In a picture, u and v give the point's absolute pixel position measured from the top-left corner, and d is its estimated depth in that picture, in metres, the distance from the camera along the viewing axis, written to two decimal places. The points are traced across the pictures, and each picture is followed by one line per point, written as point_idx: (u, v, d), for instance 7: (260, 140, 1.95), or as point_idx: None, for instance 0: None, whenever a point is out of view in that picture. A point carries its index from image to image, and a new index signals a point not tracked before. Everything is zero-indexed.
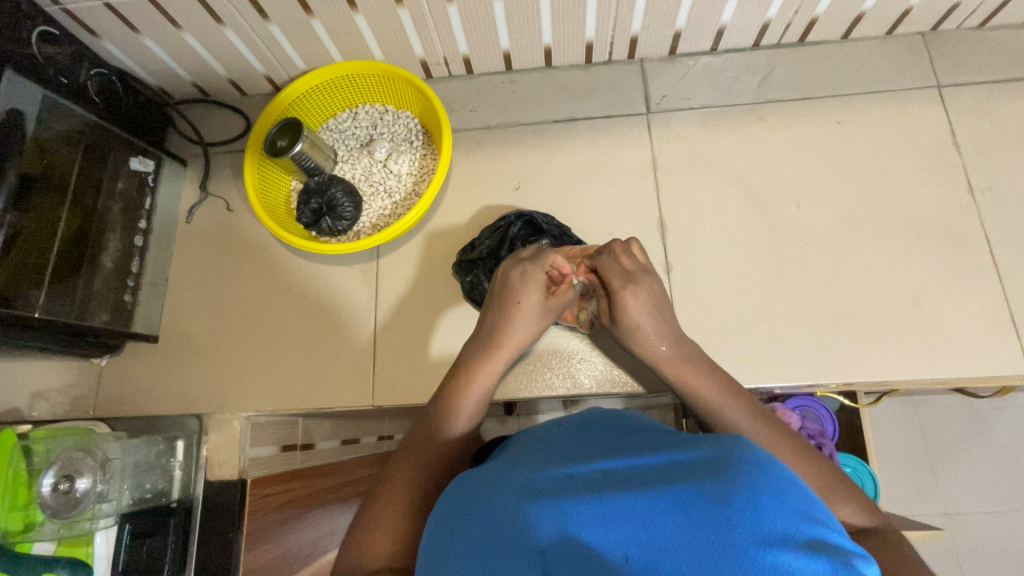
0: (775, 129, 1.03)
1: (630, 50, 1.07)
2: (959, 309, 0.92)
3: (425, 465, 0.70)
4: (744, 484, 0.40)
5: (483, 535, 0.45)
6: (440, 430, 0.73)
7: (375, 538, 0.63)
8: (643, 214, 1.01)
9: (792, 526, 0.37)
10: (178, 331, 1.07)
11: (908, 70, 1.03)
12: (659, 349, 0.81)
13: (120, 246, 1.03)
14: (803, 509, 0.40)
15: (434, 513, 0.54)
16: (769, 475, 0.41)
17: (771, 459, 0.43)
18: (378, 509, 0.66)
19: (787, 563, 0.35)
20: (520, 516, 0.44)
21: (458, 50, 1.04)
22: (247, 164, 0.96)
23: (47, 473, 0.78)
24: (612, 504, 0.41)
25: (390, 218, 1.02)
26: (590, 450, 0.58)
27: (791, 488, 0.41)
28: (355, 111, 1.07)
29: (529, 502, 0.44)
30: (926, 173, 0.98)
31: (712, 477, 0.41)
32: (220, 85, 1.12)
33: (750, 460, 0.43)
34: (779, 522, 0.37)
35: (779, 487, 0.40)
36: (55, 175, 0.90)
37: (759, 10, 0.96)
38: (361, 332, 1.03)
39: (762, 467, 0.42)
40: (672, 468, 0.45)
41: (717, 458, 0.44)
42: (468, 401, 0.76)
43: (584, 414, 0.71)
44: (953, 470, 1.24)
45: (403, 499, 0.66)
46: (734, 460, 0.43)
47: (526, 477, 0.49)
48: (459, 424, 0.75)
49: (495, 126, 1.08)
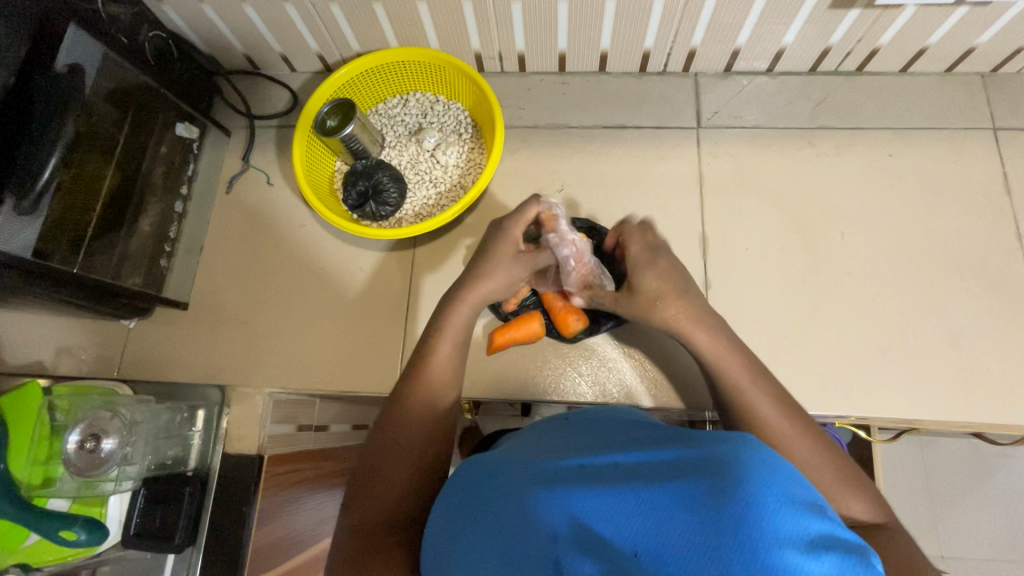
0: (825, 156, 1.02)
1: (686, 63, 1.06)
2: (998, 355, 0.91)
3: (415, 417, 0.66)
4: (749, 481, 0.37)
5: (500, 525, 0.44)
6: (410, 391, 0.68)
7: (370, 503, 0.59)
8: (686, 229, 1.00)
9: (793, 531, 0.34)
10: (207, 300, 1.06)
11: (963, 109, 1.02)
12: (650, 287, 0.76)
13: (159, 210, 1.03)
14: (801, 501, 0.37)
15: (438, 501, 0.54)
16: (776, 475, 0.37)
17: (774, 456, 0.40)
18: (372, 480, 0.61)
19: (794, 563, 0.32)
20: (531, 505, 0.43)
21: (515, 46, 1.04)
22: (296, 141, 0.95)
23: (74, 431, 0.79)
24: (614, 500, 0.40)
25: (433, 208, 1.01)
26: (601, 441, 0.55)
27: (794, 484, 0.38)
28: (405, 98, 1.06)
29: (540, 492, 0.43)
30: (974, 213, 0.98)
31: (721, 476, 0.38)
32: (271, 59, 1.12)
33: (759, 460, 0.39)
34: (779, 524, 0.34)
35: (787, 489, 0.37)
36: (102, 135, 0.90)
37: (822, 35, 0.96)
38: (392, 318, 1.03)
39: (768, 464, 0.39)
40: (677, 462, 0.42)
41: (717, 455, 0.41)
42: (441, 355, 0.71)
43: (594, 411, 0.69)
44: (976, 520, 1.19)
45: (393, 468, 0.61)
46: (743, 459, 0.39)
47: (541, 465, 0.48)
48: (434, 378, 0.70)
49: (543, 126, 1.08)
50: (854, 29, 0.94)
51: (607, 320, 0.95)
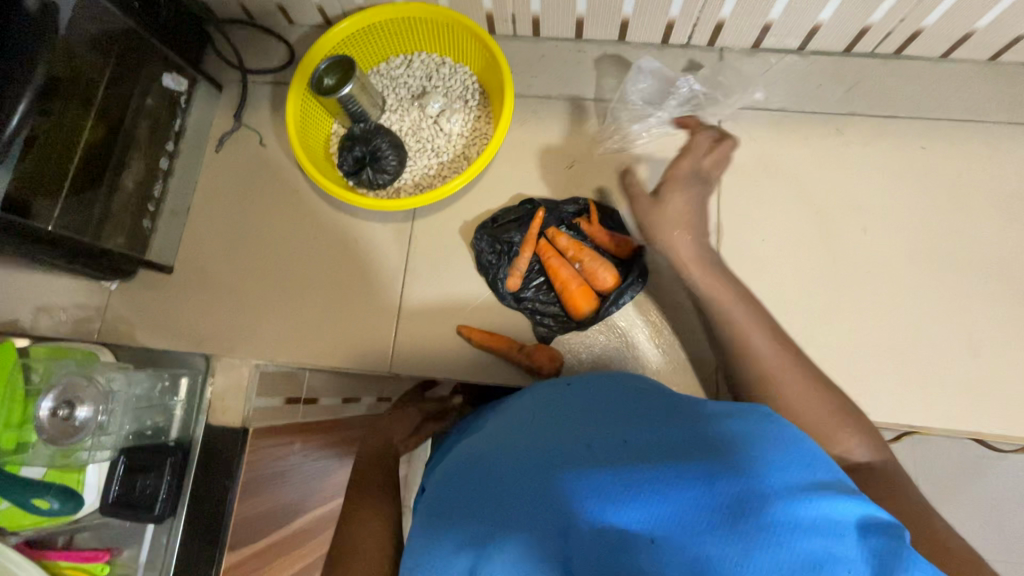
0: (852, 145, 0.96)
1: (711, 36, 0.99)
2: (1015, 364, 0.87)
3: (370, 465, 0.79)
4: (767, 474, 0.41)
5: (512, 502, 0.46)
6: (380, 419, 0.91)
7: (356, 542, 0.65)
8: (700, 215, 0.95)
9: (819, 509, 0.39)
10: (193, 266, 1.01)
11: (1005, 101, 0.96)
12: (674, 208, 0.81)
13: (143, 166, 0.97)
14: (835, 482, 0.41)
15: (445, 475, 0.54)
16: (790, 462, 0.42)
17: (791, 438, 0.44)
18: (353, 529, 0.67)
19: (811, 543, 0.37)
20: (546, 489, 0.45)
21: (530, 8, 0.96)
22: (290, 99, 0.88)
23: (47, 397, 0.75)
24: (635, 489, 0.42)
25: (433, 180, 0.95)
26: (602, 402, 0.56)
27: (806, 462, 0.42)
28: (410, 58, 0.99)
29: (556, 477, 0.45)
30: (1005, 215, 0.92)
31: (741, 468, 0.41)
32: (266, 8, 1.04)
33: (775, 445, 0.43)
34: (799, 510, 0.38)
35: (798, 468, 0.41)
36: (82, 82, 0.83)
37: (861, 12, 0.89)
38: (386, 294, 0.98)
39: (788, 456, 0.42)
40: (694, 446, 0.45)
41: (737, 441, 0.44)
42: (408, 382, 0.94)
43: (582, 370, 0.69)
44: (1000, 534, 1.11)
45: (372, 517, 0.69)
46: (762, 446, 0.43)
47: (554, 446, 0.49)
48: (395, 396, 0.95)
49: (554, 97, 1.01)
50: (897, 7, 0.87)
51: (626, 291, 0.90)
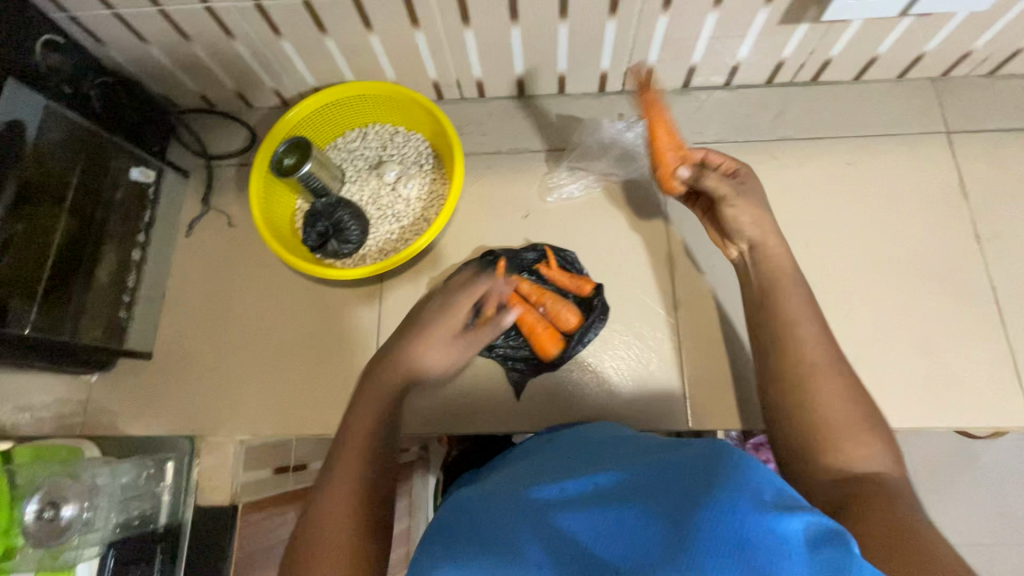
0: (786, 167, 1.03)
1: (644, 81, 1.06)
2: (964, 356, 0.92)
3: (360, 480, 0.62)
4: (728, 489, 0.44)
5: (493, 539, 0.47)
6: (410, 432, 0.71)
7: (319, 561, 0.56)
8: (653, 247, 1.00)
9: (776, 524, 0.42)
10: (171, 349, 1.03)
11: (918, 114, 1.04)
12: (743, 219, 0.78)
13: (117, 258, 1.00)
14: (795, 506, 0.45)
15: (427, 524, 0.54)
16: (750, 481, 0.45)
17: (751, 462, 0.48)
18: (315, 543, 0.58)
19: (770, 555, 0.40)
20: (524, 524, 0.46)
21: (472, 73, 1.03)
22: (253, 183, 0.93)
23: (32, 499, 0.76)
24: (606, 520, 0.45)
25: (396, 242, 0.99)
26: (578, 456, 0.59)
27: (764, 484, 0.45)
28: (365, 131, 1.05)
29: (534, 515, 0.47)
30: (934, 217, 0.99)
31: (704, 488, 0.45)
32: (226, 96, 1.10)
33: (738, 469, 0.46)
34: (756, 522, 0.42)
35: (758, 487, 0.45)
36: (52, 185, 0.88)
37: (774, 49, 0.97)
38: (363, 356, 1.01)
39: (745, 475, 0.46)
40: (662, 477, 0.48)
41: (701, 466, 0.48)
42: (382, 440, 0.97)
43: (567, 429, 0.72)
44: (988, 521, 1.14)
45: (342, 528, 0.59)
46: (724, 469, 0.47)
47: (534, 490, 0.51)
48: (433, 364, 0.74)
49: (505, 152, 1.07)
50: (804, 42, 0.95)
51: (590, 329, 0.95)
